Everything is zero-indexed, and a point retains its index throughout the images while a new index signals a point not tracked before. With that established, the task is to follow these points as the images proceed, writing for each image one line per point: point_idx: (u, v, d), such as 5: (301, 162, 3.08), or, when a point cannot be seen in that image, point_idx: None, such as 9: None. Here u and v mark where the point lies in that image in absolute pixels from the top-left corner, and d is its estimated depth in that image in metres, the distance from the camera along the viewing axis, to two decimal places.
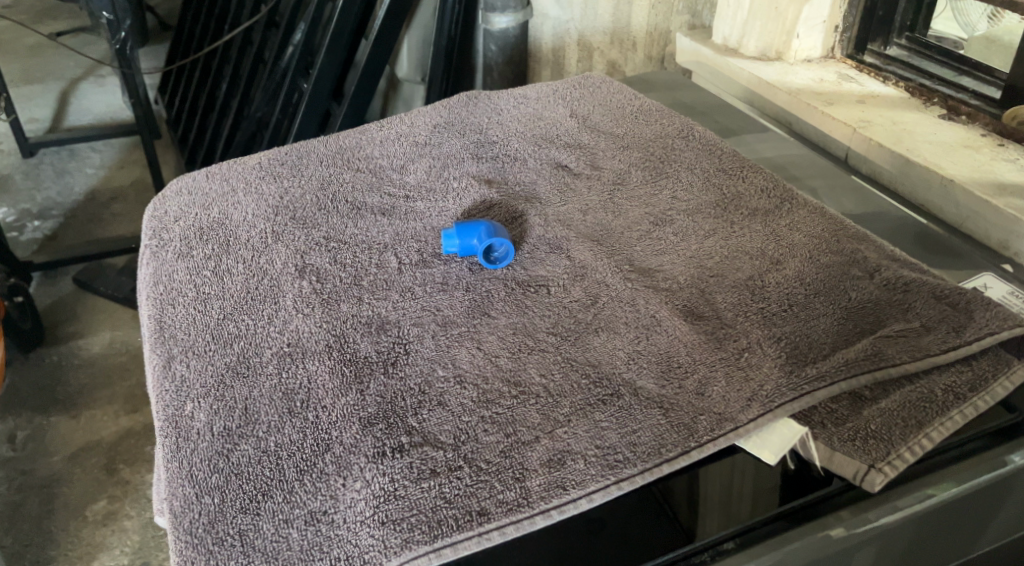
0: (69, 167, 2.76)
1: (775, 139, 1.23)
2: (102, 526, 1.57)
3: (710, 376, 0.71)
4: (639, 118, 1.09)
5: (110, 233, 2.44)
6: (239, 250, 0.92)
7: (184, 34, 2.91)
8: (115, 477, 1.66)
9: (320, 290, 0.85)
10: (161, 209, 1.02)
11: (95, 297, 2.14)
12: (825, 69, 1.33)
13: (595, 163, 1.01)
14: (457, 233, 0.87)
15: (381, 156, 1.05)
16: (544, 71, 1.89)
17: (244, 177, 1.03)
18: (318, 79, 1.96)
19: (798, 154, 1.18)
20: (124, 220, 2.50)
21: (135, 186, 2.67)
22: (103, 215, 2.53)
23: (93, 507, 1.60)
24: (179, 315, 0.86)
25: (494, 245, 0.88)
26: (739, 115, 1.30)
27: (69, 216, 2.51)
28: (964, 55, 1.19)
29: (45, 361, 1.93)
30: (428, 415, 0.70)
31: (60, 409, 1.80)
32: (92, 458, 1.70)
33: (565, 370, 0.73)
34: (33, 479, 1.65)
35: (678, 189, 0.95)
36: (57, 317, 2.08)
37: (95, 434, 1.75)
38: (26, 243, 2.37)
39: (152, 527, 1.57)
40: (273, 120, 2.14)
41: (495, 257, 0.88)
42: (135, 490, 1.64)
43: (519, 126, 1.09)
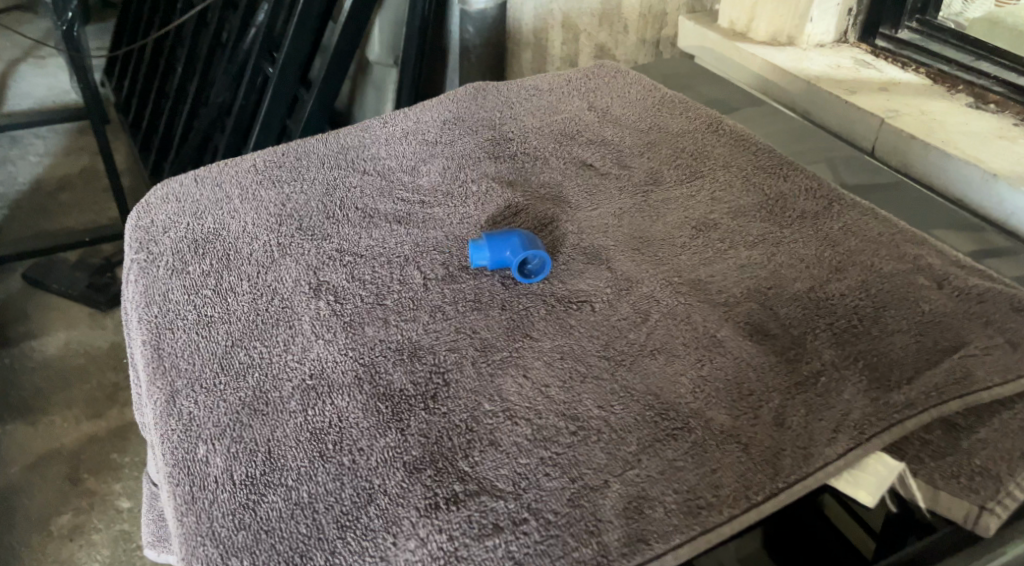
0: (12, 155, 2.59)
1: (790, 128, 1.17)
2: (69, 541, 1.46)
3: (785, 405, 0.65)
4: (664, 110, 1.02)
5: (64, 226, 2.29)
6: (242, 265, 0.83)
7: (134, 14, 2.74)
8: (80, 488, 1.54)
9: (340, 311, 0.77)
10: (146, 216, 0.92)
11: (50, 296, 2.00)
12: (840, 54, 1.27)
13: (622, 162, 0.94)
14: (490, 241, 0.80)
15: (388, 157, 0.96)
16: (525, 53, 1.72)
17: (239, 182, 0.94)
18: (284, 65, 1.82)
19: (816, 144, 1.13)
20: (76, 212, 2.35)
21: (86, 175, 2.52)
22: (54, 207, 2.37)
23: (58, 521, 1.49)
24: (179, 342, 0.77)
25: (531, 252, 0.80)
26: (749, 102, 1.24)
27: (15, 208, 2.35)
28: (978, 38, 1.14)
29: None
30: (480, 457, 0.63)
31: (15, 416, 1.68)
32: (54, 467, 1.58)
33: (626, 402, 0.67)
34: None
35: (717, 190, 0.89)
36: (6, 317, 1.94)
37: (56, 442, 1.62)
38: None
39: (123, 540, 1.46)
40: (237, 105, 2.00)
41: (535, 265, 0.81)
42: (103, 501, 1.52)
43: (534, 121, 1.02)
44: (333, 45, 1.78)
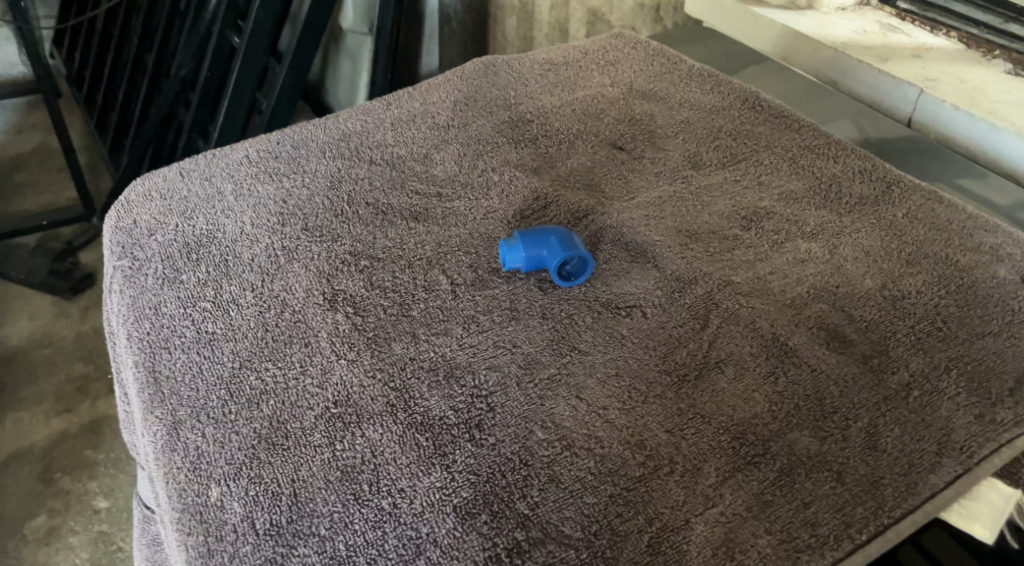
0: None
1: (812, 100, 1.10)
2: (44, 546, 1.32)
3: (878, 425, 0.58)
4: (693, 84, 0.94)
5: (23, 211, 2.14)
6: (246, 276, 0.75)
7: None
8: (53, 488, 1.40)
9: (362, 325, 0.68)
10: (130, 220, 0.84)
11: (9, 283, 1.82)
12: (862, 17, 1.17)
13: (656, 143, 0.86)
14: (528, 237, 0.72)
15: (397, 144, 0.88)
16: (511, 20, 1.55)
17: (232, 179, 0.86)
18: (252, 34, 1.65)
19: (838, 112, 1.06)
20: (33, 195, 2.21)
21: (40, 153, 2.36)
22: (8, 190, 2.22)
23: (32, 524, 1.35)
24: (180, 366, 0.69)
25: (573, 247, 0.71)
26: (763, 71, 1.15)
27: None
28: None
29: None
30: (540, 497, 0.56)
31: None
32: (24, 466, 1.43)
33: (698, 425, 0.59)
34: None
35: (762, 174, 0.81)
36: None
37: (24, 439, 1.47)
38: None
39: (103, 543, 1.34)
40: (202, 77, 1.83)
41: (583, 260, 0.72)
42: (79, 501, 1.39)
43: (553, 99, 0.93)
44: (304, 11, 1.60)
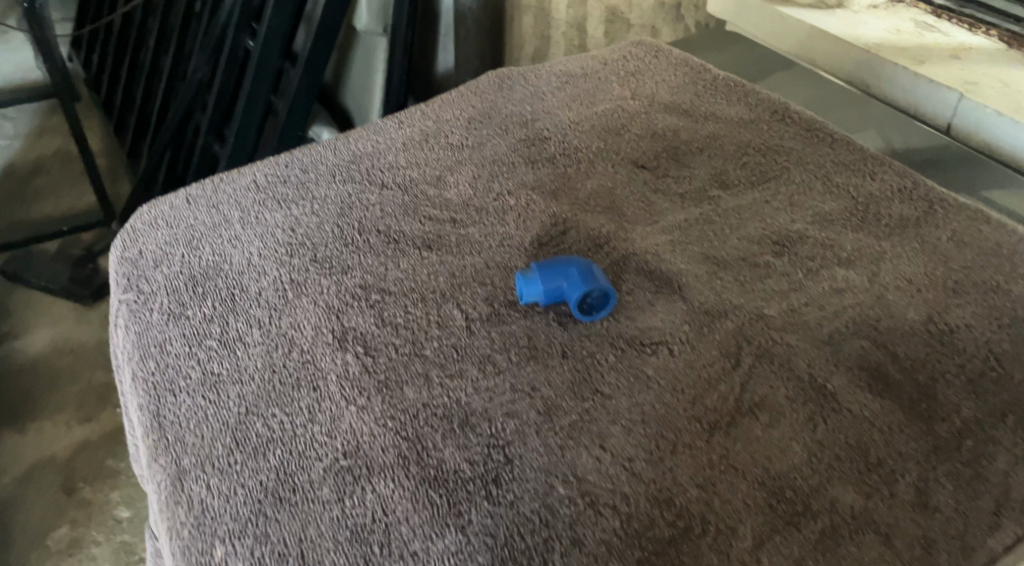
0: None
1: (844, 109, 1.04)
2: (67, 557, 1.27)
3: (928, 480, 0.55)
4: (717, 95, 0.89)
5: (42, 217, 2.13)
6: (253, 311, 0.72)
7: None
8: (76, 497, 1.35)
9: (372, 367, 0.65)
10: (136, 249, 0.81)
11: (28, 289, 1.78)
12: (896, 16, 1.11)
13: (681, 160, 0.82)
14: (551, 265, 0.68)
15: (409, 166, 0.84)
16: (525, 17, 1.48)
17: (239, 206, 0.82)
18: (267, 37, 1.59)
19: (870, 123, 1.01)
20: (53, 199, 2.20)
21: (60, 156, 2.35)
22: (28, 196, 2.20)
23: (54, 535, 1.30)
24: (184, 410, 0.66)
25: (596, 280, 0.67)
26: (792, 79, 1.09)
27: None
28: None
29: None
30: (563, 562, 0.52)
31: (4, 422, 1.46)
32: (48, 476, 1.38)
33: (732, 479, 0.55)
34: None
35: (794, 193, 0.77)
36: None
37: (48, 448, 1.42)
38: None
39: (125, 553, 1.29)
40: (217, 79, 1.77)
41: (605, 293, 0.67)
42: (101, 511, 1.33)
43: (571, 114, 0.88)
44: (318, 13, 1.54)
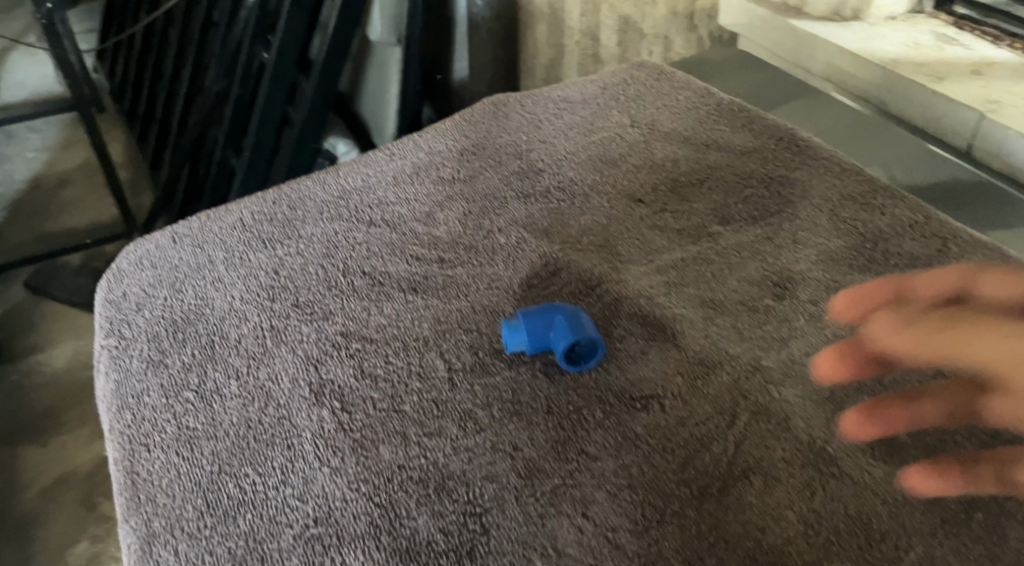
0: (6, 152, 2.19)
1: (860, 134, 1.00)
2: None
3: (933, 555, 0.51)
4: (720, 121, 0.86)
5: (64, 230, 1.93)
6: (231, 360, 0.70)
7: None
8: (97, 512, 1.28)
9: (348, 425, 0.62)
10: (120, 290, 0.79)
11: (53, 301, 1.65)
12: (916, 28, 1.05)
13: (680, 193, 0.78)
14: (535, 313, 0.65)
15: (398, 202, 0.81)
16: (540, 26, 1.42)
17: (224, 245, 0.80)
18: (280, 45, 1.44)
19: (886, 147, 0.97)
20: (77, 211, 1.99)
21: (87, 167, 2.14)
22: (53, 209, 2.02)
23: (74, 551, 1.23)
24: (157, 467, 0.64)
25: (583, 330, 0.63)
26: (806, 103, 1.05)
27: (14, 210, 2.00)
28: None
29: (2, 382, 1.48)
30: None
31: (26, 435, 1.38)
32: (70, 490, 1.31)
33: (721, 554, 0.53)
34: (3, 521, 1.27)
35: (798, 230, 0.73)
36: (12, 327, 1.59)
37: (70, 462, 1.35)
38: None
39: None
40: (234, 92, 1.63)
41: (593, 344, 0.64)
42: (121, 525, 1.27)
43: (567, 143, 0.85)
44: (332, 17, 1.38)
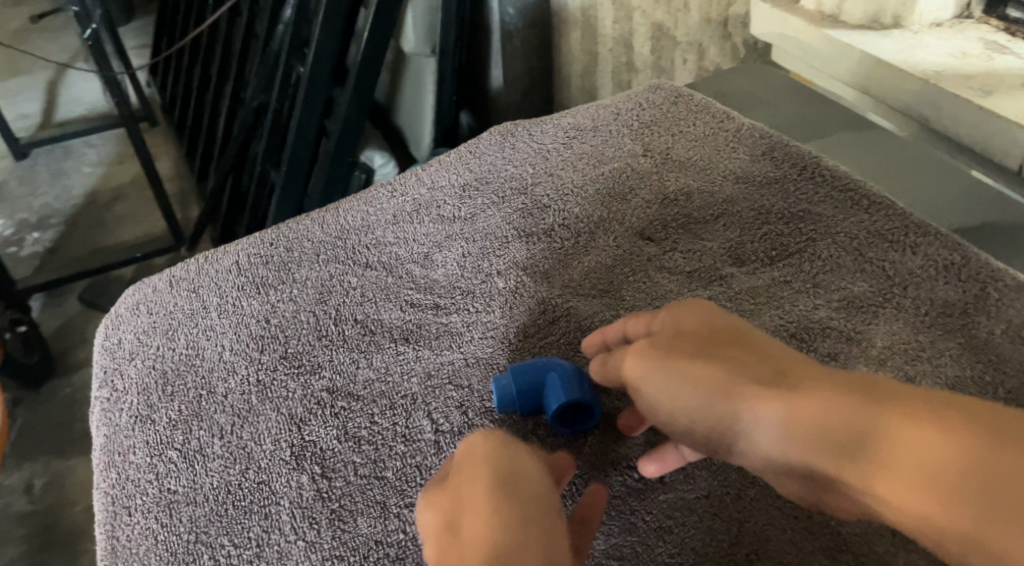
0: (66, 166, 2.14)
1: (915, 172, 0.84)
2: None
3: None
4: (743, 148, 0.80)
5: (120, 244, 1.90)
6: (216, 416, 0.67)
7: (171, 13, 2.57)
8: None
9: (327, 493, 0.60)
10: (114, 336, 0.77)
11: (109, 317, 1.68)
12: (962, 36, 0.85)
13: (693, 232, 0.73)
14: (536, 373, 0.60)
15: (397, 242, 0.78)
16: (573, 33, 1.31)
17: (219, 289, 0.78)
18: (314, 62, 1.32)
19: (929, 183, 0.82)
20: (133, 223, 1.97)
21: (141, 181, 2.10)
22: (106, 222, 1.98)
23: None
24: (136, 532, 0.62)
25: (586, 401, 0.60)
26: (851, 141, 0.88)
27: (72, 223, 1.96)
28: None
29: (58, 397, 1.47)
30: None
31: (80, 450, 1.37)
32: None
33: None
34: (56, 537, 1.26)
35: (820, 272, 0.68)
36: (66, 344, 1.59)
37: None
38: (27, 258, 1.85)
39: None
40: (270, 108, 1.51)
41: (586, 411, 0.61)
42: None
43: (575, 176, 0.80)
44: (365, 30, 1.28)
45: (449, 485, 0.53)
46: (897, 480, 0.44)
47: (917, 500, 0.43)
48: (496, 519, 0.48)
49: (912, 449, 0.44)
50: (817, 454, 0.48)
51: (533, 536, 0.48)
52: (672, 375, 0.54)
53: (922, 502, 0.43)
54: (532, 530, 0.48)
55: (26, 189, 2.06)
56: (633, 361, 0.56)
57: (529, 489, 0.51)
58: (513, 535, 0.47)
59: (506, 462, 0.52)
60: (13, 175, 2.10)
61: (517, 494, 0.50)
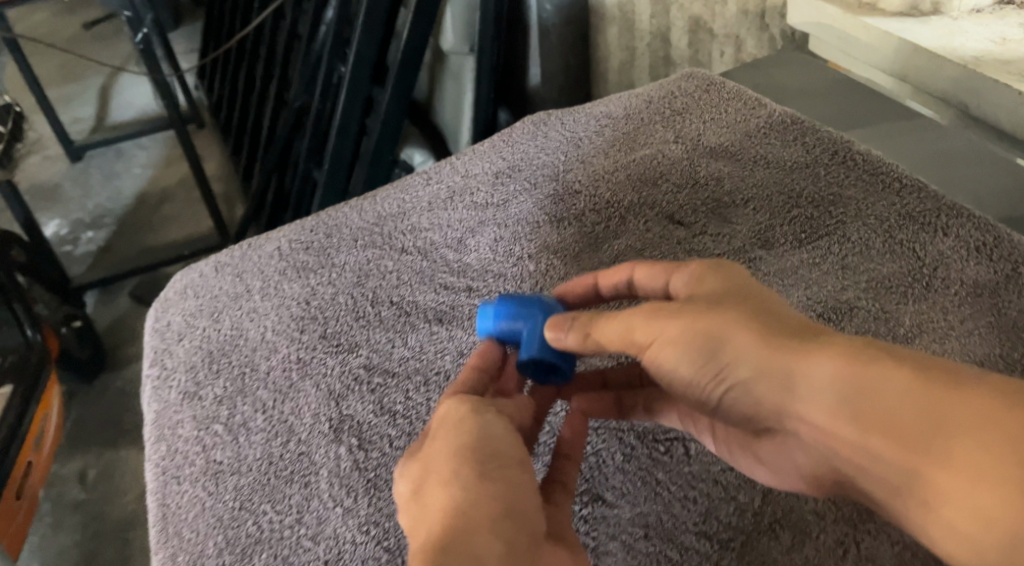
0: (118, 168, 2.21)
1: (948, 159, 0.83)
2: None
3: None
4: (774, 132, 0.81)
5: (169, 243, 1.96)
6: (259, 391, 0.70)
7: (218, 17, 2.63)
8: None
9: (364, 464, 0.63)
10: (164, 319, 0.80)
11: None
12: (1003, 21, 0.84)
13: (724, 216, 0.74)
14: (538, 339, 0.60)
15: (432, 227, 0.80)
16: (610, 31, 1.30)
17: (261, 273, 0.80)
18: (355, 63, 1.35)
19: (971, 170, 0.81)
20: (180, 222, 2.03)
21: (187, 182, 2.16)
22: (154, 222, 2.04)
23: None
24: (185, 499, 0.65)
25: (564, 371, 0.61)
26: (886, 131, 0.87)
27: (123, 223, 2.02)
28: None
29: (110, 391, 1.51)
30: None
31: (129, 442, 1.42)
32: None
33: None
34: (106, 525, 1.30)
35: (848, 253, 0.68)
36: (117, 340, 1.64)
37: None
38: (81, 257, 1.92)
39: None
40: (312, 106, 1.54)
41: (557, 369, 0.61)
42: None
43: (607, 162, 0.82)
44: (405, 33, 1.30)
45: (417, 447, 0.55)
46: (945, 466, 0.47)
47: (972, 490, 0.46)
48: (459, 480, 0.51)
49: (972, 440, 0.46)
50: (855, 425, 0.50)
51: (497, 499, 0.51)
52: (712, 331, 0.54)
53: (968, 492, 0.46)
54: (494, 488, 0.51)
55: (79, 192, 2.13)
56: (646, 320, 0.56)
57: (493, 449, 0.53)
58: (476, 496, 0.51)
59: (473, 423, 0.54)
60: (68, 178, 2.18)
61: (477, 455, 0.52)
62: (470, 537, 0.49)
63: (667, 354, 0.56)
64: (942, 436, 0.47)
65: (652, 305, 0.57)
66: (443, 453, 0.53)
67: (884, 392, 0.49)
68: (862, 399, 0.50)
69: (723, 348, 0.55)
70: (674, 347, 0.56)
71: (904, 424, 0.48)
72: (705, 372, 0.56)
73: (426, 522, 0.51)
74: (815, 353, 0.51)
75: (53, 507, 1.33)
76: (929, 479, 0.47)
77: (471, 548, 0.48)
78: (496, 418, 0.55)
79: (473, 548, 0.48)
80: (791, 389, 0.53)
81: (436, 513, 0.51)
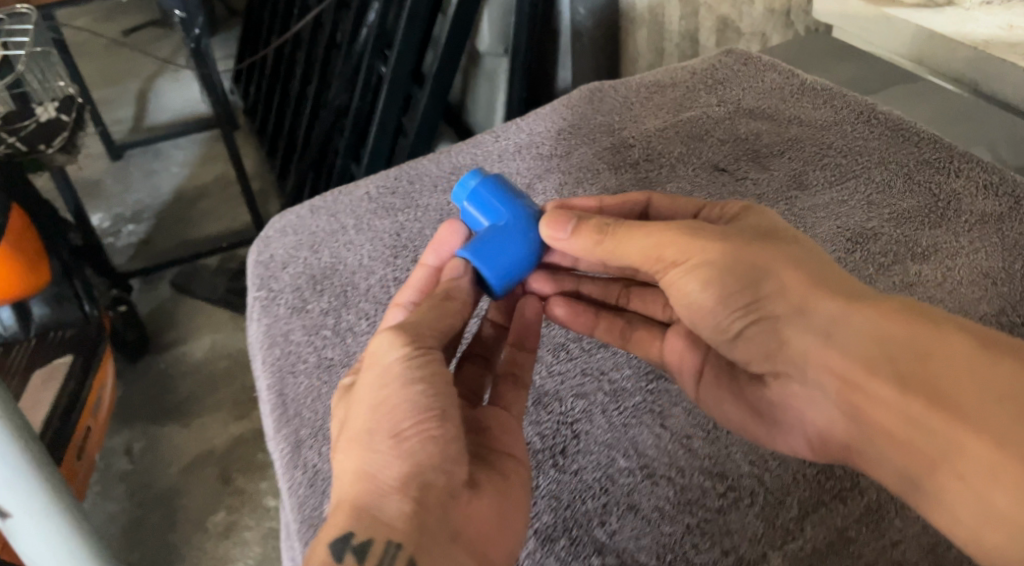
0: (156, 168, 2.33)
1: (963, 123, 0.95)
2: (224, 539, 1.25)
3: None
4: (806, 98, 0.92)
5: (205, 237, 2.07)
6: (361, 304, 0.82)
7: (256, 25, 2.76)
8: (231, 486, 1.32)
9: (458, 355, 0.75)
10: (265, 253, 0.90)
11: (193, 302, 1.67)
12: None
13: (763, 163, 0.85)
14: (497, 234, 0.70)
15: (505, 174, 0.91)
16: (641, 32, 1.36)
17: (353, 211, 0.91)
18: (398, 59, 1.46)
19: (981, 131, 0.93)
20: (219, 217, 2.15)
21: (222, 181, 2.28)
22: (191, 217, 2.15)
23: (213, 519, 1.27)
24: (302, 387, 0.77)
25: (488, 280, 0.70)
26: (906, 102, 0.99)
27: (161, 217, 2.14)
28: None
29: (152, 370, 1.50)
30: (619, 523, 0.65)
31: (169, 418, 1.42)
32: (207, 468, 1.34)
33: (782, 458, 0.68)
34: (150, 492, 1.31)
35: (873, 192, 0.80)
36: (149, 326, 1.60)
37: (205, 441, 1.38)
38: (122, 248, 2.04)
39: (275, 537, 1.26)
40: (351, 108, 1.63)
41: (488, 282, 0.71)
42: (253, 497, 1.31)
43: (657, 122, 0.93)
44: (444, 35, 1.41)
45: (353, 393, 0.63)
46: (954, 412, 0.57)
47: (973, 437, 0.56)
48: (374, 446, 0.60)
49: (983, 395, 0.57)
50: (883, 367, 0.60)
51: (410, 461, 0.59)
52: (754, 263, 0.65)
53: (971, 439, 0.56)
54: (410, 448, 0.60)
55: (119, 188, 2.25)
56: (675, 248, 0.66)
57: (411, 404, 0.61)
58: (388, 460, 0.59)
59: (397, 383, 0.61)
60: (108, 174, 2.29)
61: (391, 416, 0.60)
62: (380, 502, 0.59)
63: (692, 280, 0.66)
64: (960, 391, 0.57)
65: (688, 227, 0.67)
66: (367, 409, 0.61)
67: (913, 355, 0.60)
68: (890, 356, 0.60)
69: (766, 284, 0.65)
70: (710, 276, 0.65)
71: (927, 386, 0.59)
72: (738, 298, 0.66)
73: (343, 480, 0.61)
74: (862, 307, 0.62)
75: (100, 476, 1.33)
76: (936, 432, 0.57)
77: (382, 512, 0.59)
78: (418, 372, 0.62)
79: (381, 515, 0.58)
80: (826, 342, 0.63)
81: (351, 473, 0.60)
